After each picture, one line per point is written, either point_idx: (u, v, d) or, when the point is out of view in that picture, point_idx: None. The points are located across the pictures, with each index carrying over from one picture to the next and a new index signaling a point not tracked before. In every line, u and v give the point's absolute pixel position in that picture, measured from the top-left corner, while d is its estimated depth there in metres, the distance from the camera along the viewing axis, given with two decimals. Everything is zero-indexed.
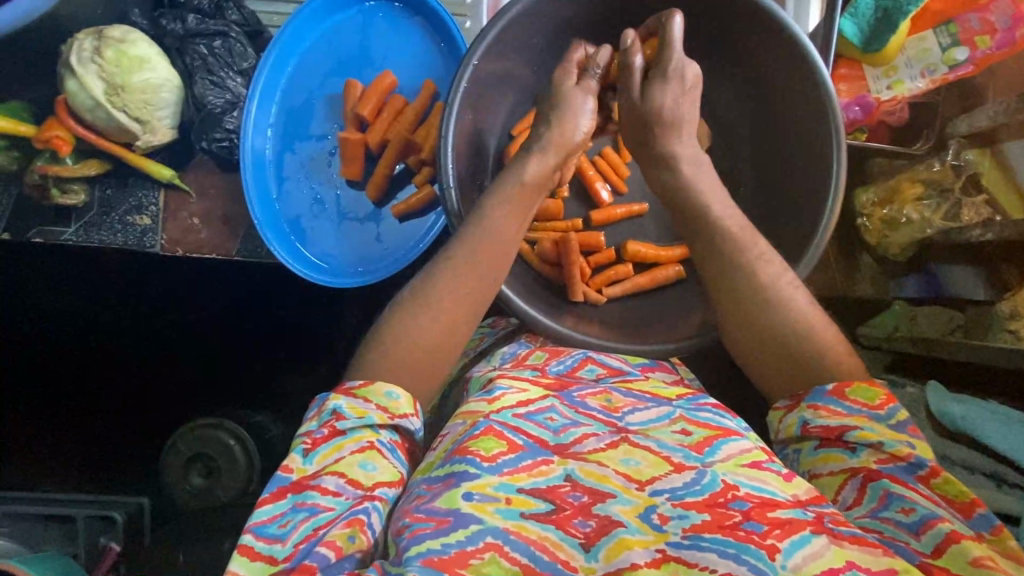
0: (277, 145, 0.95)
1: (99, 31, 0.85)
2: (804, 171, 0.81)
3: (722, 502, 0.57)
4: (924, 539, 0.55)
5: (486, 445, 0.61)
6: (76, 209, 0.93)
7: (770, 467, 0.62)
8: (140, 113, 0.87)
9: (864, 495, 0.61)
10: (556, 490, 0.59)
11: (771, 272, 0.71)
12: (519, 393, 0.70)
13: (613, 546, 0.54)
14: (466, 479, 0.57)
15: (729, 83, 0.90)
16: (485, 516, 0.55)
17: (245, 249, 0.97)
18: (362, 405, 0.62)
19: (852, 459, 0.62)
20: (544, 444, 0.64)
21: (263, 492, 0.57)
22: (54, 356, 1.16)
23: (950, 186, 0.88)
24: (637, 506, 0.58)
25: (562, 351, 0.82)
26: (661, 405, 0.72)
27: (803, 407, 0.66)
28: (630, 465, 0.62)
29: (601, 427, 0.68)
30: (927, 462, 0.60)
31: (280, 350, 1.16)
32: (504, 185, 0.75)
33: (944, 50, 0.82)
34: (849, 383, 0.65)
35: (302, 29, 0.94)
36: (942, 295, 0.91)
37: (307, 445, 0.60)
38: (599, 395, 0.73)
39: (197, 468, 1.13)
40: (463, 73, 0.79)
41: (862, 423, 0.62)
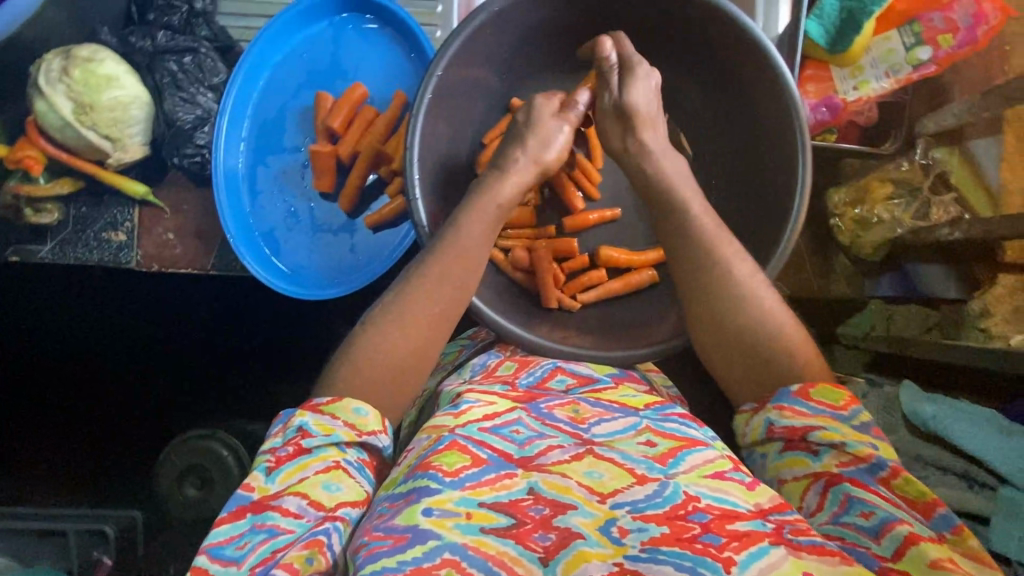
0: (250, 159, 0.96)
1: (68, 51, 0.86)
2: (770, 175, 0.81)
3: (682, 514, 0.57)
4: (885, 543, 0.55)
5: (449, 460, 0.61)
6: (51, 227, 0.94)
7: (733, 476, 0.62)
8: (109, 131, 0.88)
9: (826, 500, 0.60)
10: (518, 504, 0.59)
11: (741, 278, 0.71)
12: (487, 406, 0.70)
13: (571, 559, 0.54)
14: (426, 495, 0.58)
15: (698, 86, 0.90)
16: (443, 531, 0.55)
17: (220, 263, 0.97)
18: (330, 423, 0.62)
19: (815, 463, 0.62)
20: (509, 457, 0.64)
21: (222, 512, 0.58)
22: (36, 372, 1.17)
23: (919, 185, 0.89)
24: (597, 518, 0.58)
25: (531, 361, 0.82)
26: (629, 416, 0.71)
27: (769, 409, 0.66)
28: (593, 477, 0.62)
29: (566, 439, 0.67)
30: (888, 463, 0.59)
31: (261, 363, 1.16)
32: (475, 198, 0.76)
33: (908, 49, 0.82)
34: (814, 384, 0.65)
35: (271, 43, 0.94)
36: (915, 294, 0.92)
37: (270, 463, 0.60)
38: (567, 407, 0.73)
39: (190, 480, 1.12)
40: (426, 84, 0.78)
41: (825, 423, 0.62)
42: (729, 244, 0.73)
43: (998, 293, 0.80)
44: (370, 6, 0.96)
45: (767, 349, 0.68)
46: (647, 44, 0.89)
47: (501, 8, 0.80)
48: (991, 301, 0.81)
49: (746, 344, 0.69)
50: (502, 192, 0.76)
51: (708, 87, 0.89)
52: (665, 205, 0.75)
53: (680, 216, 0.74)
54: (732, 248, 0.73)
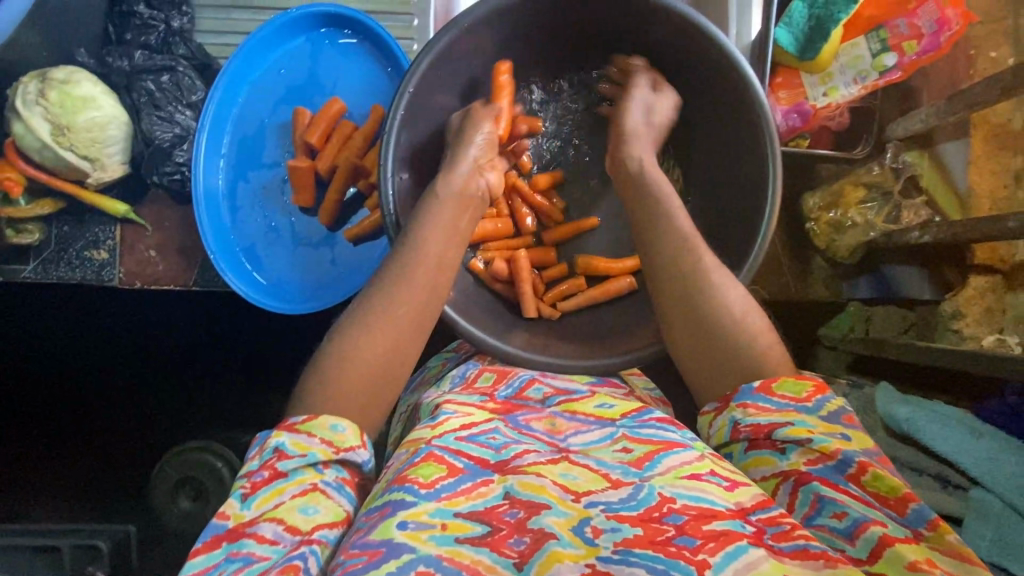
0: (230, 176, 0.96)
1: (45, 74, 0.86)
2: (740, 182, 0.82)
3: (656, 517, 0.58)
4: (859, 545, 0.55)
5: (426, 472, 0.62)
6: (33, 246, 0.94)
7: (711, 479, 0.62)
8: (87, 151, 0.88)
9: (796, 501, 0.61)
10: (494, 511, 0.59)
11: (715, 285, 0.71)
12: (463, 417, 0.71)
13: (544, 560, 0.54)
14: (402, 509, 0.58)
15: (672, 94, 0.90)
16: (418, 544, 0.55)
17: (203, 279, 0.98)
18: (306, 441, 0.63)
19: (783, 461, 0.62)
20: (485, 462, 0.65)
21: (197, 542, 0.58)
22: (24, 391, 1.17)
23: (891, 189, 0.90)
24: (571, 518, 0.58)
25: (510, 372, 0.82)
26: (605, 427, 0.72)
27: (733, 407, 0.66)
28: (567, 478, 0.63)
29: (542, 446, 0.69)
30: (855, 458, 0.59)
31: (246, 376, 1.17)
32: (439, 204, 0.78)
33: (875, 56, 0.84)
34: (776, 378, 0.65)
35: (249, 60, 0.95)
36: (894, 296, 0.92)
37: (246, 489, 0.60)
38: (544, 419, 0.74)
39: (185, 492, 1.14)
40: (400, 100, 0.79)
41: (789, 417, 0.62)
42: (704, 253, 0.73)
43: (968, 295, 0.88)
44: (346, 21, 0.96)
45: (739, 356, 0.68)
46: (619, 55, 0.90)
47: (473, 23, 0.80)
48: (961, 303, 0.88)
49: (720, 353, 0.69)
50: (447, 185, 0.79)
51: (678, 96, 0.90)
52: (649, 213, 0.77)
53: (659, 231, 0.76)
54: (706, 256, 0.74)
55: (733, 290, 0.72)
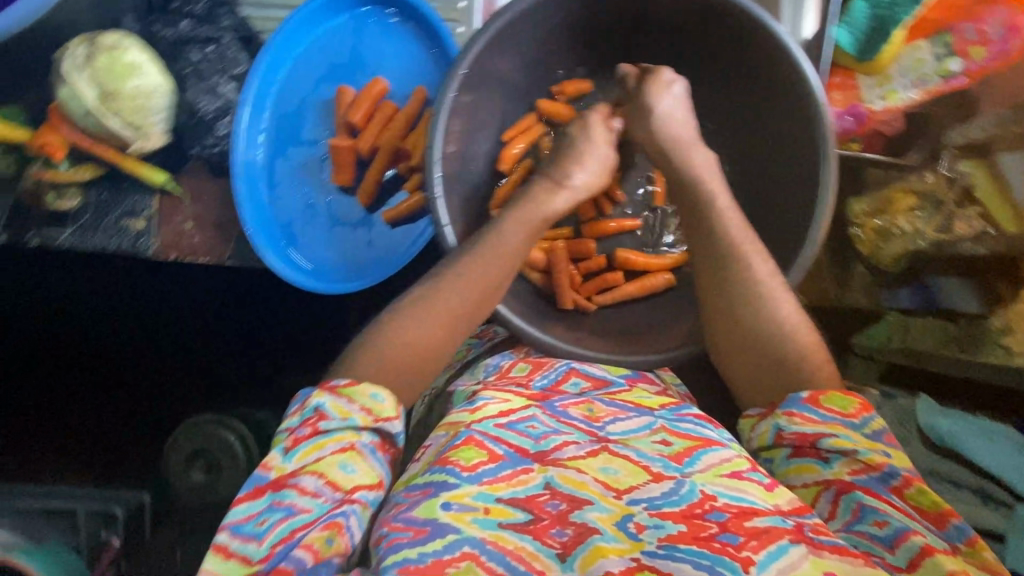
0: (269, 151, 0.95)
1: (93, 39, 0.87)
2: (789, 184, 0.81)
3: (699, 513, 0.57)
4: (899, 554, 0.55)
5: (467, 455, 0.62)
6: (71, 212, 0.94)
7: (752, 477, 0.61)
8: (132, 119, 0.88)
9: (838, 509, 0.61)
10: (535, 500, 0.59)
11: (766, 288, 0.70)
12: (501, 403, 0.70)
13: (587, 554, 0.54)
14: (445, 490, 0.58)
15: (724, 90, 0.89)
16: (463, 526, 0.55)
17: (237, 254, 0.97)
18: (346, 407, 0.63)
19: (826, 470, 0.62)
20: (525, 452, 0.65)
21: (242, 490, 0.59)
22: (57, 355, 1.18)
23: (943, 199, 0.87)
24: (614, 513, 0.58)
25: (545, 364, 0.82)
26: (643, 415, 0.72)
27: (778, 414, 0.65)
28: (608, 472, 0.62)
29: (581, 437, 0.68)
30: (900, 472, 0.59)
31: (272, 352, 1.17)
32: (533, 218, 0.77)
33: (938, 60, 0.83)
34: (824, 391, 0.64)
35: (295, 36, 0.93)
36: (934, 306, 0.91)
37: (288, 444, 0.62)
38: (581, 405, 0.73)
39: (199, 464, 1.13)
40: (451, 81, 0.77)
41: (836, 430, 0.62)
42: (757, 254, 0.72)
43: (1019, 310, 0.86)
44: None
45: (788, 358, 0.68)
46: (671, 48, 0.89)
47: (528, 7, 0.79)
48: (1013, 318, 0.86)
49: (764, 353, 0.69)
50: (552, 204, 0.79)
51: (725, 92, 0.89)
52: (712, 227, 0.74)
53: (707, 222, 0.74)
54: (760, 257, 0.72)
55: (784, 300, 0.70)
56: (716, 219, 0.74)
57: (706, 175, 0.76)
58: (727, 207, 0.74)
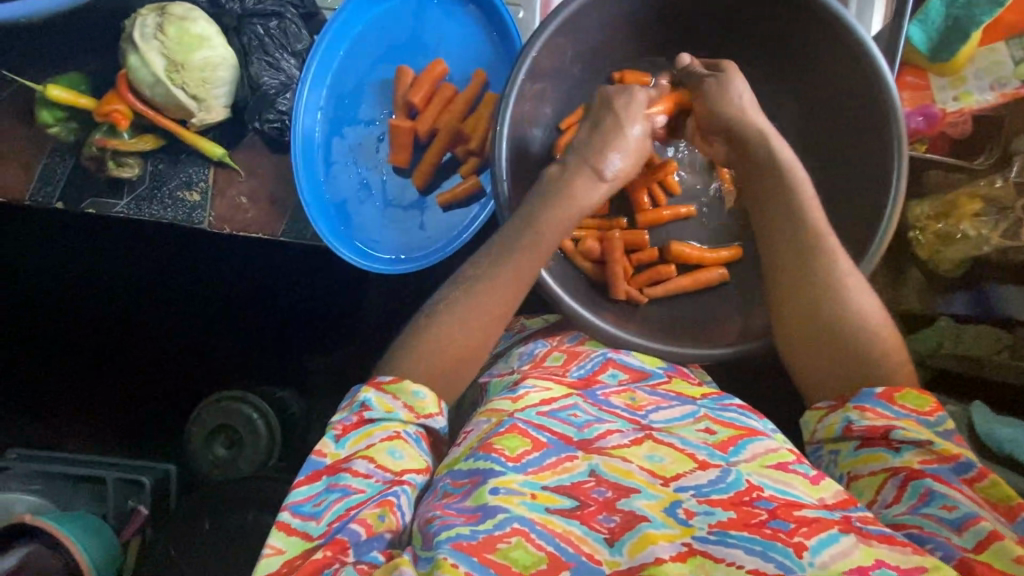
0: (326, 129, 0.95)
1: (163, 8, 0.87)
2: (855, 182, 0.81)
3: (747, 500, 0.55)
4: (966, 535, 0.54)
5: (511, 444, 0.59)
6: (129, 181, 0.94)
7: (798, 469, 0.59)
8: (197, 91, 0.89)
9: (903, 494, 0.60)
10: (580, 486, 0.57)
11: (845, 283, 0.69)
12: (543, 391, 0.67)
13: (636, 540, 0.52)
14: (492, 476, 0.56)
15: (791, 87, 0.88)
16: (512, 506, 0.54)
17: (291, 231, 0.96)
18: (391, 402, 0.63)
19: (895, 458, 0.61)
20: (568, 440, 0.62)
21: (299, 474, 0.61)
22: (102, 324, 1.20)
23: (1011, 205, 0.86)
24: (661, 500, 0.56)
25: (579, 355, 0.78)
26: (685, 404, 0.70)
27: (848, 407, 0.64)
28: (654, 460, 0.60)
29: (624, 425, 0.65)
30: (975, 465, 0.59)
31: (309, 331, 1.19)
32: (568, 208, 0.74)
33: (1016, 63, 0.82)
34: (897, 389, 0.64)
35: (355, 14, 0.94)
36: (991, 313, 0.90)
37: (338, 431, 0.63)
38: (622, 394, 0.71)
39: (220, 440, 1.15)
40: (520, 65, 0.78)
41: (909, 425, 0.62)
42: (836, 248, 0.71)
43: None
44: None
45: (857, 353, 0.67)
46: (740, 42, 0.89)
47: None
48: None
49: (840, 347, 0.68)
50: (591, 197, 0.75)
51: (789, 89, 0.88)
52: (785, 215, 0.73)
53: (789, 216, 0.72)
54: (839, 252, 0.71)
55: (862, 294, 0.69)
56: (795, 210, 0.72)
57: (790, 166, 0.74)
58: (812, 203, 0.73)
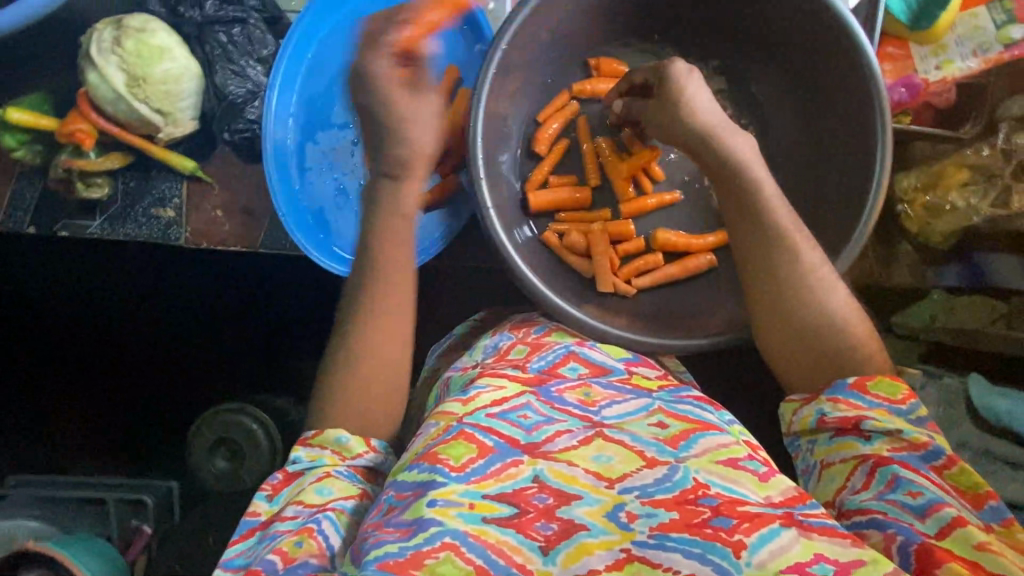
0: (300, 136, 0.93)
1: (120, 21, 0.84)
2: (840, 160, 0.79)
3: (691, 499, 0.55)
4: (929, 521, 0.54)
5: (455, 453, 0.58)
6: (101, 202, 0.92)
7: (747, 466, 0.59)
8: (162, 105, 0.86)
9: (872, 480, 0.60)
10: (522, 493, 0.56)
11: (817, 277, 0.68)
12: (495, 392, 0.66)
13: (572, 551, 0.52)
14: (433, 488, 0.55)
15: (769, 64, 0.86)
16: (446, 519, 0.52)
17: (270, 240, 0.96)
18: (317, 451, 0.65)
19: (865, 446, 0.62)
20: (515, 443, 0.61)
21: (234, 536, 0.61)
22: (86, 346, 1.18)
23: (999, 172, 0.84)
24: (604, 504, 0.56)
25: (543, 346, 0.76)
26: (641, 397, 0.70)
27: (822, 400, 0.65)
28: (601, 462, 0.60)
29: (575, 423, 0.64)
30: (944, 451, 0.60)
31: (298, 342, 1.17)
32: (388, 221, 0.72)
33: (999, 27, 0.81)
34: (870, 376, 0.64)
35: (321, 15, 0.91)
36: (986, 283, 0.89)
37: (270, 491, 0.63)
38: (577, 389, 0.69)
39: (222, 452, 1.12)
40: (492, 57, 0.76)
41: (881, 415, 0.62)
42: (807, 243, 0.69)
43: None
44: None
45: (835, 336, 0.67)
46: (717, 22, 0.87)
47: None
48: None
49: (816, 339, 0.67)
50: (398, 201, 0.72)
51: (770, 66, 0.86)
52: (748, 203, 0.70)
53: (750, 208, 0.70)
54: (808, 246, 0.69)
55: (833, 290, 0.68)
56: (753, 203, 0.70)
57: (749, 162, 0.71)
58: (773, 193, 0.70)
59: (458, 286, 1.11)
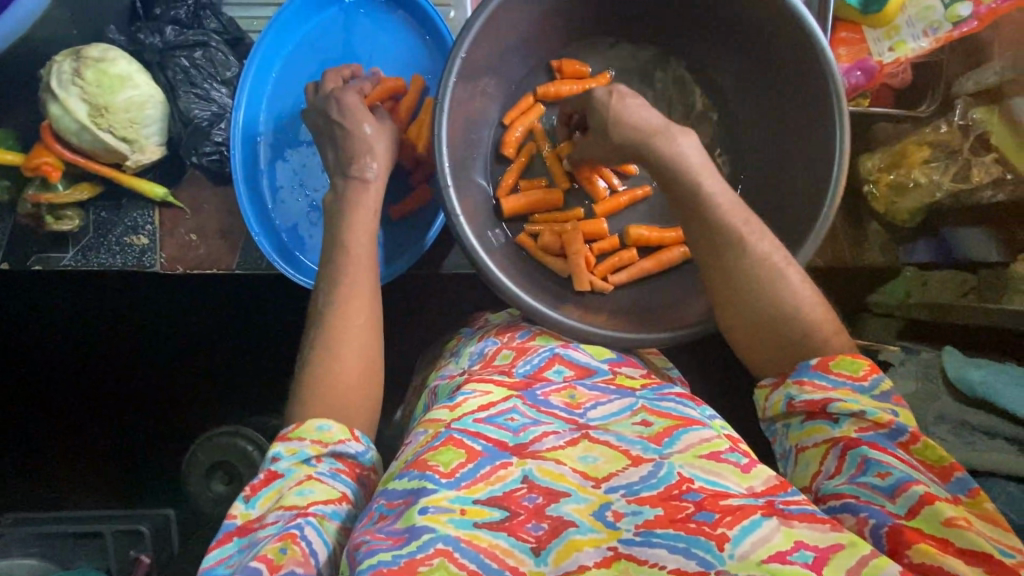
0: (268, 156, 0.94)
1: (78, 52, 0.84)
2: (801, 144, 0.80)
3: (676, 494, 0.55)
4: (899, 502, 0.55)
5: (445, 459, 0.58)
6: (72, 233, 0.92)
7: (729, 458, 0.60)
8: (126, 132, 0.86)
9: (844, 463, 0.61)
10: (512, 494, 0.56)
11: (772, 266, 0.68)
12: (482, 396, 0.66)
13: (562, 548, 0.52)
14: (423, 495, 0.55)
15: (729, 54, 0.87)
16: (438, 525, 0.52)
17: (245, 261, 0.96)
18: (295, 444, 0.62)
19: (835, 429, 0.63)
20: (503, 445, 0.60)
21: (210, 541, 0.58)
22: (67, 380, 1.17)
23: (959, 147, 0.85)
24: (592, 503, 0.55)
25: (528, 350, 0.77)
26: (624, 397, 0.70)
27: (789, 384, 0.66)
28: (588, 462, 0.59)
29: (562, 425, 0.64)
30: (908, 428, 0.60)
31: (283, 362, 1.16)
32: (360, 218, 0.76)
33: (946, 7, 0.81)
34: (833, 356, 0.65)
35: (282, 35, 0.92)
36: (951, 258, 0.91)
37: (248, 491, 0.61)
38: (562, 392, 0.70)
39: (218, 476, 1.12)
40: (452, 66, 0.76)
41: (846, 395, 0.63)
42: (756, 234, 0.69)
43: None
44: None
45: (803, 320, 0.68)
46: (673, 19, 0.88)
47: None
48: None
49: (784, 325, 0.68)
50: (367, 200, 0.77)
51: (728, 58, 0.87)
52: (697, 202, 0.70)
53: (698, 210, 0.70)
54: (757, 237, 0.69)
55: (790, 274, 0.69)
56: (698, 202, 0.69)
57: (692, 163, 0.70)
58: (714, 188, 0.70)
59: (440, 291, 1.12)
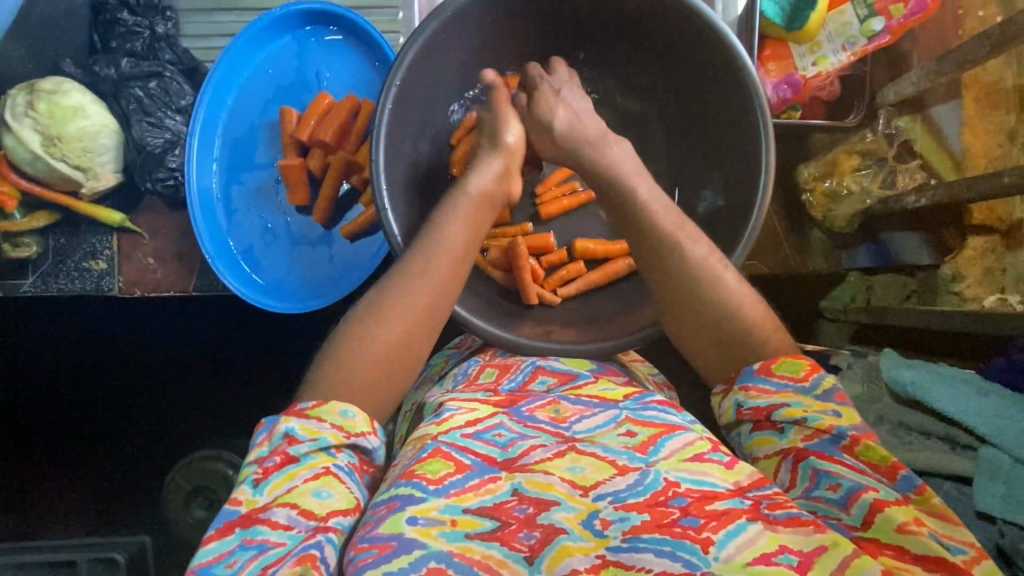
0: (223, 180, 0.96)
1: (32, 86, 0.87)
2: (733, 154, 0.82)
3: (662, 500, 0.54)
4: (854, 512, 0.55)
5: (432, 467, 0.57)
6: (31, 260, 0.95)
7: (713, 457, 0.58)
8: (79, 161, 0.89)
9: (797, 477, 0.60)
10: (502, 506, 0.55)
11: (709, 269, 0.70)
12: (467, 412, 0.63)
13: (554, 554, 0.51)
14: (411, 503, 0.54)
15: (656, 69, 0.91)
16: (429, 540, 0.51)
17: (202, 284, 0.99)
18: (315, 426, 0.58)
19: (782, 440, 0.61)
20: (492, 461, 0.59)
21: (210, 528, 0.54)
22: (24, 411, 1.15)
23: (885, 155, 0.94)
24: (580, 512, 0.54)
25: (511, 366, 0.76)
26: (608, 409, 0.65)
27: (735, 389, 0.65)
28: (576, 471, 0.58)
29: (548, 438, 0.62)
30: (847, 432, 0.58)
31: (242, 386, 1.14)
32: (426, 253, 0.71)
33: (862, 21, 0.86)
34: (775, 358, 0.64)
35: (235, 65, 0.94)
36: (891, 262, 0.96)
37: (258, 474, 0.56)
38: (547, 406, 0.66)
39: (199, 501, 1.11)
40: (387, 95, 0.77)
41: (788, 398, 0.61)
42: (695, 238, 0.72)
43: (968, 255, 0.90)
44: (332, 18, 0.95)
45: (737, 328, 0.68)
46: (609, 42, 0.91)
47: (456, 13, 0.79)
48: (962, 263, 0.90)
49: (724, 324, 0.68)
50: (452, 238, 0.72)
51: (665, 70, 0.89)
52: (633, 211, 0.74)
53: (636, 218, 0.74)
54: (695, 241, 0.72)
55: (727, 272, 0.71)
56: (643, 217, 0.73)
57: (626, 165, 0.76)
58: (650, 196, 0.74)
59: None
